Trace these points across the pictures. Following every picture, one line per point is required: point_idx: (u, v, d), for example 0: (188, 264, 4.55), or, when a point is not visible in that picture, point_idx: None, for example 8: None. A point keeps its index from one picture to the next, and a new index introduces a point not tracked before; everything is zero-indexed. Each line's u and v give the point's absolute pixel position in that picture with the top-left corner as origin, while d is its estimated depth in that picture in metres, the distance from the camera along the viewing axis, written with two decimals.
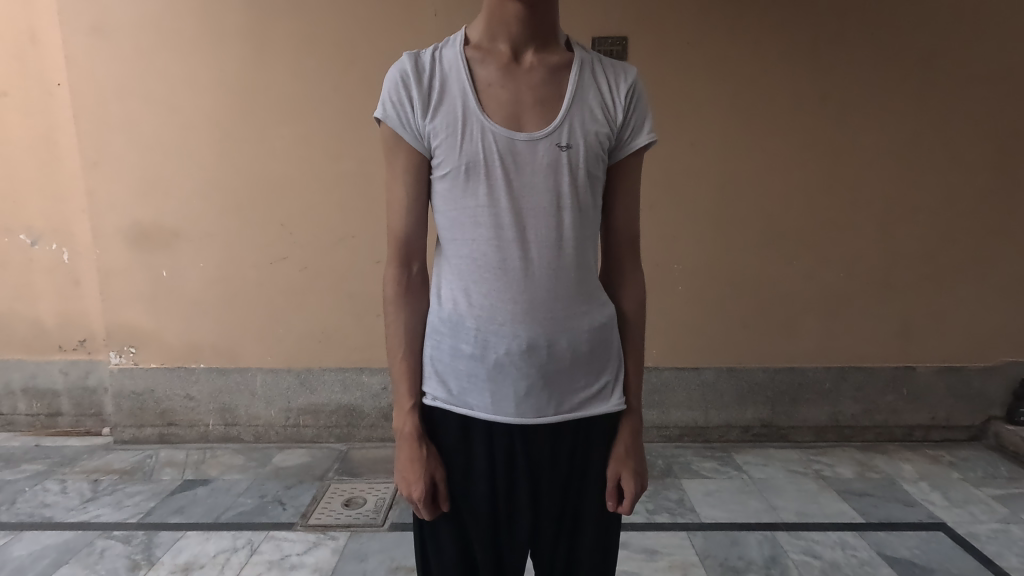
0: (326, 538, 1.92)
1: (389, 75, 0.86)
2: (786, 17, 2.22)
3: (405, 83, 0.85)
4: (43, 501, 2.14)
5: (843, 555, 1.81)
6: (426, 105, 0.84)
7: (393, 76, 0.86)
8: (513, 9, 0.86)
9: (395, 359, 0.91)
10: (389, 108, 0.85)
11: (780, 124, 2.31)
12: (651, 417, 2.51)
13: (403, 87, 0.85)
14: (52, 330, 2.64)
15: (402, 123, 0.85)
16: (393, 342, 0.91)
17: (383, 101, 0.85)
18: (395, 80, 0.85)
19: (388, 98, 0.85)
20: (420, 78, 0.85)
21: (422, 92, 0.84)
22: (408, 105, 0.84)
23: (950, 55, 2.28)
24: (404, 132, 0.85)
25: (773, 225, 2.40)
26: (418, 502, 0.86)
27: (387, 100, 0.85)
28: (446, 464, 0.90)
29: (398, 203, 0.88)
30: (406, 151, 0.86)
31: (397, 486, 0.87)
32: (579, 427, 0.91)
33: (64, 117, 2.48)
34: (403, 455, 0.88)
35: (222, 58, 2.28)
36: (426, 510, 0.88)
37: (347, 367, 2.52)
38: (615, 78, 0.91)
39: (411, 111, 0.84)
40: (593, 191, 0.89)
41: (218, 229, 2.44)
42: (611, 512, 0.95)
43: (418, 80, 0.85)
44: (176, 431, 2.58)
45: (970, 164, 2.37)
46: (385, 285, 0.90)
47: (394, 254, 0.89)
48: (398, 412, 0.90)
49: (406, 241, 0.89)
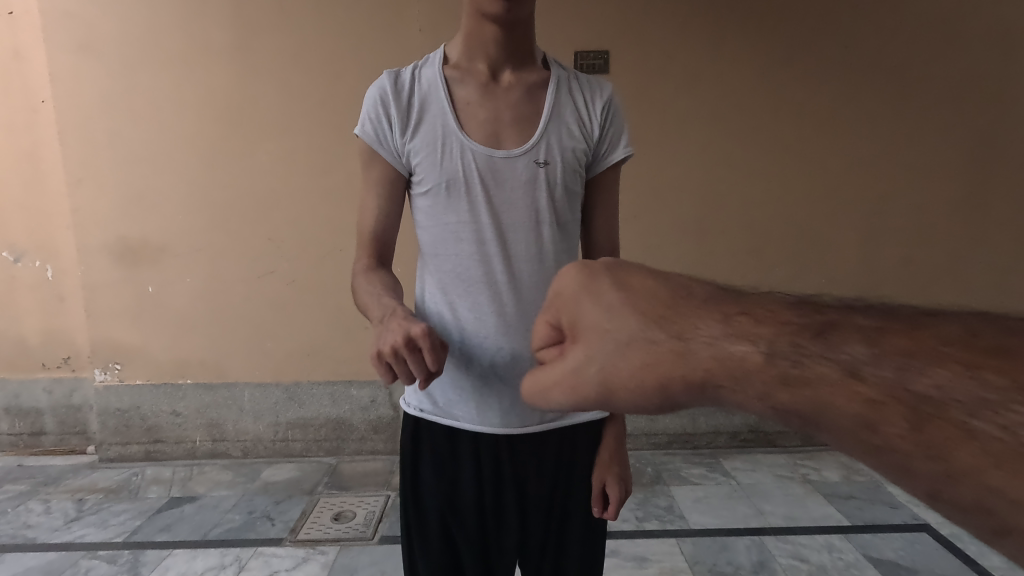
0: (315, 553, 1.91)
1: (368, 93, 0.87)
2: (763, 30, 2.26)
3: (384, 101, 0.87)
4: (26, 522, 2.11)
5: (829, 558, 1.83)
6: (405, 124, 0.86)
7: (372, 94, 0.87)
8: (491, 30, 0.88)
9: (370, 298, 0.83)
10: (367, 125, 0.86)
11: (760, 133, 2.36)
12: (640, 425, 2.54)
13: (382, 105, 0.86)
14: (34, 347, 2.62)
15: (381, 141, 0.87)
16: (366, 292, 0.84)
17: (362, 118, 0.87)
18: (374, 98, 0.87)
19: (367, 116, 0.87)
20: (398, 95, 0.87)
21: (401, 110, 0.86)
22: (387, 123, 0.86)
23: (926, 62, 2.33)
24: (383, 149, 0.87)
25: (755, 232, 2.45)
26: (413, 337, 0.69)
27: (366, 117, 0.87)
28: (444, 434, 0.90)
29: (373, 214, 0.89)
30: (383, 166, 0.88)
31: (383, 340, 0.70)
32: (563, 433, 0.93)
33: (48, 133, 2.47)
34: (398, 319, 0.74)
35: (207, 74, 2.30)
36: (417, 361, 0.69)
37: (335, 381, 2.53)
38: (591, 94, 0.94)
39: (389, 129, 0.86)
40: (571, 206, 0.92)
41: (203, 244, 2.44)
42: (597, 517, 0.96)
43: (397, 99, 0.87)
44: (163, 447, 2.56)
45: (946, 169, 2.44)
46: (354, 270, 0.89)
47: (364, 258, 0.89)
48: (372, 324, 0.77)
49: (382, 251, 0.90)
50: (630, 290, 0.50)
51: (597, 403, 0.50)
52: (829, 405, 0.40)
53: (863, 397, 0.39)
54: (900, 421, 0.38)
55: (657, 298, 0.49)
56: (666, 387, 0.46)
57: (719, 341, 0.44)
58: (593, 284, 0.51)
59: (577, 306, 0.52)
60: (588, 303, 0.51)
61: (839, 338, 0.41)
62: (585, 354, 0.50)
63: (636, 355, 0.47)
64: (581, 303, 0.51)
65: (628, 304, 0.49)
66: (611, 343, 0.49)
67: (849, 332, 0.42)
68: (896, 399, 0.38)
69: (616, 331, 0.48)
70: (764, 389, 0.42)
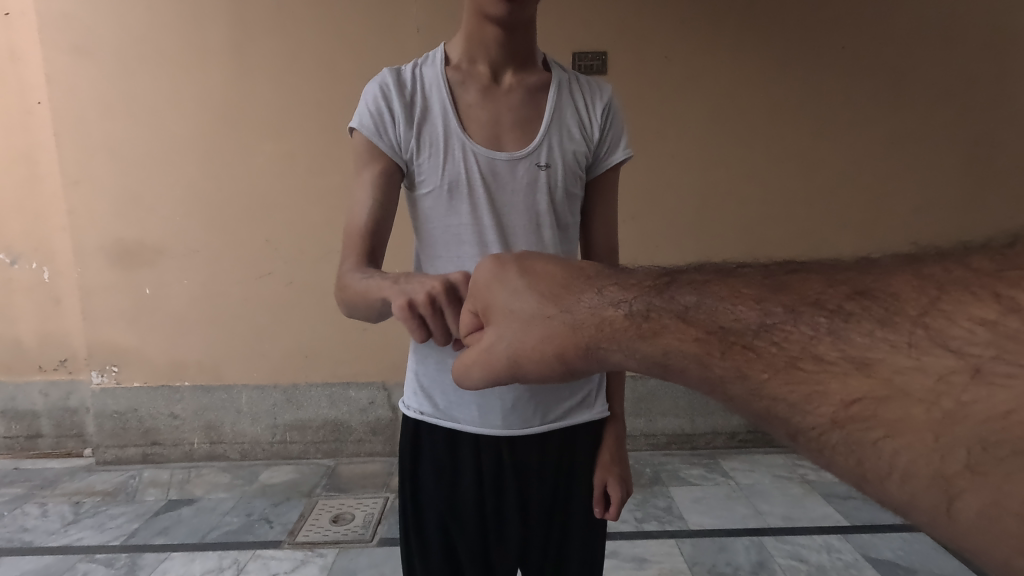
0: (314, 555, 1.91)
1: (368, 87, 0.86)
2: (760, 30, 2.26)
3: (385, 95, 0.85)
4: (22, 525, 2.10)
5: (828, 558, 1.84)
6: (409, 123, 0.85)
7: (372, 88, 0.86)
8: (492, 31, 0.87)
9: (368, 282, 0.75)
10: (366, 117, 0.84)
11: (758, 134, 2.36)
12: (639, 426, 2.54)
13: (382, 99, 0.85)
14: (31, 349, 2.60)
15: (380, 133, 0.84)
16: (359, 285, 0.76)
17: (360, 111, 0.84)
18: (374, 92, 0.85)
19: (366, 108, 0.84)
20: (400, 90, 0.86)
21: (403, 107, 0.85)
22: (389, 120, 0.84)
23: (924, 61, 2.33)
24: (382, 141, 0.84)
25: (753, 233, 2.46)
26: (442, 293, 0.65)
27: (365, 110, 0.84)
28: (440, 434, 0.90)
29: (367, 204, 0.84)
30: (380, 160, 0.85)
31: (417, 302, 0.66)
32: (564, 435, 0.93)
33: (44, 135, 2.47)
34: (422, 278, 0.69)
35: (204, 75, 2.29)
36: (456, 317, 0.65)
37: (334, 382, 2.52)
38: (591, 97, 0.94)
39: (390, 122, 0.84)
40: (571, 209, 0.93)
41: (201, 246, 2.43)
42: (598, 518, 0.96)
43: (399, 95, 0.86)
44: (160, 450, 2.55)
45: (944, 169, 2.44)
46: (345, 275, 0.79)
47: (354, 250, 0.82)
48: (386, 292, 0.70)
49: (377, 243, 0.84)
50: (533, 276, 0.56)
51: (511, 375, 0.57)
52: (675, 350, 0.46)
53: (694, 338, 0.45)
54: (717, 353, 0.44)
55: (549, 279, 0.55)
56: (564, 356, 0.52)
57: (594, 308, 0.51)
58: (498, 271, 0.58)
59: (487, 293, 0.58)
60: (497, 289, 0.58)
61: (678, 292, 0.48)
62: (497, 334, 0.57)
63: (536, 331, 0.54)
64: (489, 289, 0.58)
65: (530, 288, 0.55)
66: (516, 323, 0.55)
67: (685, 286, 0.48)
68: (714, 337, 0.44)
69: (520, 313, 0.55)
70: (630, 344, 0.48)
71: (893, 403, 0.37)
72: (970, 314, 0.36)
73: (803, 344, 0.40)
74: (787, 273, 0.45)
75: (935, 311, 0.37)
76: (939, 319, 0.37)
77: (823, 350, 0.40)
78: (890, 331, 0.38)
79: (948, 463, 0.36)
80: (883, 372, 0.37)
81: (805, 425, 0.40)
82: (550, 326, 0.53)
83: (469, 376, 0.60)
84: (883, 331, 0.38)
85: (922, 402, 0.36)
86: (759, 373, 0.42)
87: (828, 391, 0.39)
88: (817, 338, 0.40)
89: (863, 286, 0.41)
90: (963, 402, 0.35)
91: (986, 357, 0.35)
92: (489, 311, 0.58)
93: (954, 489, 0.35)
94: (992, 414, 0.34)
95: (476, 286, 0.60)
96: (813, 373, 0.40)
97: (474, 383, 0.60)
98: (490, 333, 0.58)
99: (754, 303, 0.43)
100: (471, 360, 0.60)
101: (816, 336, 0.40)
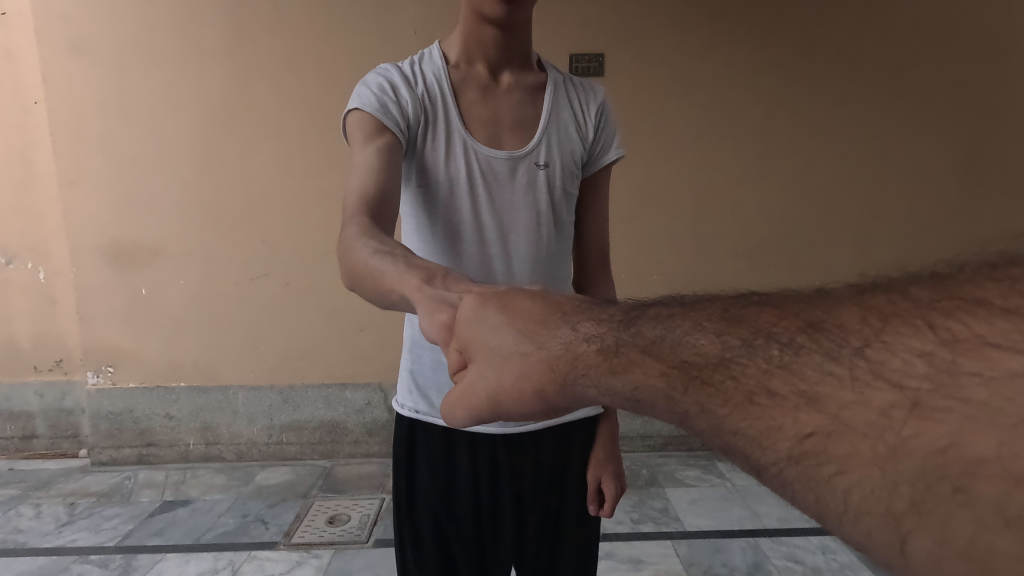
0: (309, 556, 1.90)
1: (371, 77, 0.84)
2: (758, 35, 2.28)
3: (389, 85, 0.83)
4: (16, 527, 2.09)
5: (823, 559, 1.84)
6: (415, 114, 0.83)
7: (374, 78, 0.84)
8: (489, 32, 0.88)
9: (381, 265, 0.69)
10: (369, 101, 0.81)
11: (755, 135, 2.37)
12: (635, 427, 2.55)
13: (387, 88, 0.83)
14: (26, 350, 2.59)
15: (384, 116, 0.81)
16: (371, 265, 0.70)
17: (362, 97, 0.82)
18: (377, 81, 0.84)
19: (369, 95, 0.82)
20: (405, 83, 0.84)
21: (409, 97, 0.83)
22: (393, 106, 0.82)
23: (920, 64, 2.34)
24: (387, 121, 0.80)
25: (750, 235, 2.46)
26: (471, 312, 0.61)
27: (367, 96, 0.82)
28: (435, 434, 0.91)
29: (369, 171, 0.79)
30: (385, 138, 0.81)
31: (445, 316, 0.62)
32: (559, 432, 0.94)
33: (41, 135, 2.46)
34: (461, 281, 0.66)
35: (202, 76, 2.29)
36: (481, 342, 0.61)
37: (330, 383, 2.52)
38: (586, 98, 0.95)
39: (395, 109, 0.82)
40: (567, 207, 0.94)
41: (199, 246, 2.43)
42: (593, 514, 0.96)
43: (404, 86, 0.84)
44: (155, 451, 2.55)
45: (941, 171, 2.45)
46: (359, 251, 0.72)
47: (358, 217, 0.77)
48: (419, 294, 0.64)
49: (380, 214, 0.79)
50: (511, 312, 0.56)
51: (493, 413, 0.57)
52: (643, 386, 0.45)
53: (660, 373, 0.44)
54: (681, 388, 0.43)
55: (520, 316, 0.55)
56: (542, 393, 0.52)
57: (561, 343, 0.50)
58: (480, 309, 0.58)
59: (468, 332, 0.58)
60: (475, 326, 0.58)
61: (643, 326, 0.47)
62: (478, 372, 0.57)
63: (514, 368, 0.53)
64: (468, 327, 0.58)
65: (507, 324, 0.55)
66: (495, 361, 0.55)
67: (650, 319, 0.47)
68: (677, 371, 0.43)
69: (497, 350, 0.55)
70: (599, 378, 0.48)
71: (841, 439, 0.36)
72: (909, 346, 0.35)
73: (758, 378, 0.40)
74: (743, 306, 0.44)
75: (877, 342, 0.36)
76: (880, 350, 0.36)
77: (775, 385, 0.39)
78: (833, 363, 0.37)
79: (897, 500, 0.34)
80: (829, 408, 0.36)
81: (766, 461, 0.40)
82: (523, 362, 0.52)
83: (456, 418, 0.60)
84: (829, 364, 0.37)
85: (868, 437, 0.35)
86: (720, 409, 0.41)
87: (782, 427, 0.38)
88: (770, 373, 0.39)
89: (813, 318, 0.40)
90: (904, 436, 0.34)
91: (923, 390, 0.34)
92: (469, 352, 0.58)
93: (905, 528, 0.34)
94: (931, 449, 0.33)
95: (456, 324, 0.60)
96: (768, 409, 0.39)
97: (460, 423, 0.60)
98: (470, 372, 0.58)
99: (714, 337, 0.43)
100: (452, 399, 0.60)
101: (769, 369, 0.39)
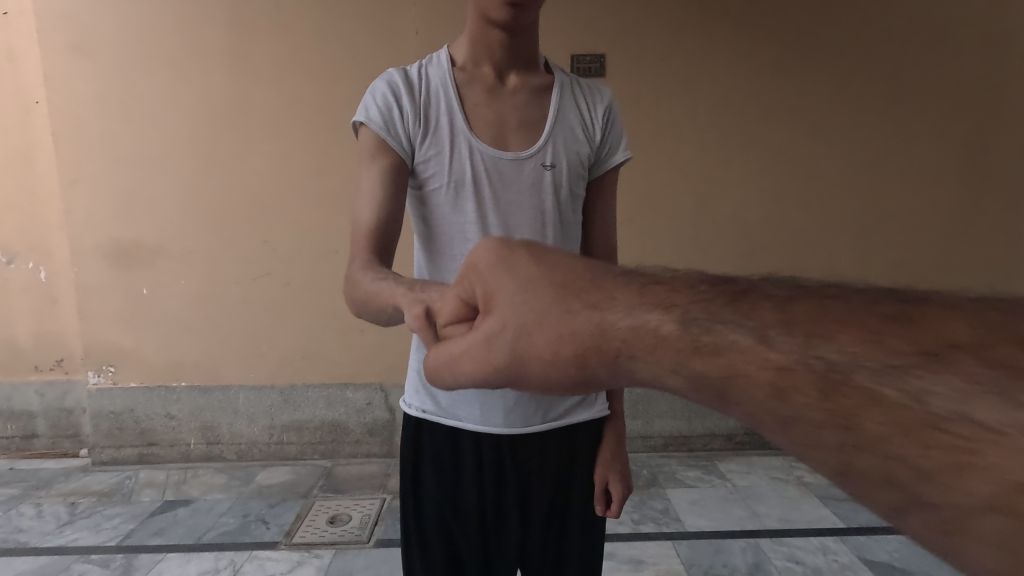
0: (310, 556, 1.90)
1: (375, 84, 0.85)
2: (759, 35, 2.28)
3: (393, 93, 0.84)
4: (17, 526, 2.09)
5: (824, 560, 1.84)
6: (418, 120, 0.84)
7: (379, 85, 0.85)
8: (496, 35, 0.88)
9: (379, 281, 0.71)
10: (373, 112, 0.82)
11: (756, 136, 2.37)
12: (636, 427, 2.55)
13: (390, 96, 0.84)
14: (27, 350, 2.59)
15: (388, 128, 0.82)
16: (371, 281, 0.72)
17: (367, 107, 0.83)
18: (380, 89, 0.85)
19: (373, 105, 0.83)
20: (408, 89, 0.85)
21: (411, 104, 0.84)
22: (396, 115, 0.83)
23: (919, 65, 2.35)
24: (390, 136, 0.82)
25: (750, 236, 2.46)
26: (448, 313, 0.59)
27: (371, 106, 0.83)
28: (440, 433, 0.91)
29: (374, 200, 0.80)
30: (388, 156, 0.83)
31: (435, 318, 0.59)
32: (565, 432, 0.94)
33: (43, 135, 2.47)
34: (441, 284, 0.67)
35: (203, 76, 2.29)
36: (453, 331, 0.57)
37: (330, 384, 2.52)
38: (592, 99, 0.95)
39: (398, 119, 0.83)
40: (574, 208, 0.94)
41: (199, 245, 2.43)
42: (598, 515, 0.96)
43: (407, 93, 0.85)
44: (156, 450, 2.55)
45: (941, 172, 2.46)
46: (360, 278, 0.74)
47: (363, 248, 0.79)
48: (404, 299, 0.65)
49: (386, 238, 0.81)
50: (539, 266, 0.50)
51: (502, 374, 0.50)
52: (742, 374, 0.39)
53: (774, 368, 0.38)
54: (808, 390, 0.37)
55: (568, 278, 0.49)
56: (582, 358, 0.46)
57: (613, 319, 0.45)
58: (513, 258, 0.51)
59: (491, 281, 0.51)
60: (508, 281, 0.50)
61: (756, 312, 0.41)
62: (500, 325, 0.50)
63: (547, 325, 0.47)
64: (493, 276, 0.51)
65: (544, 279, 0.49)
66: (516, 312, 0.49)
67: (766, 306, 0.41)
68: (801, 368, 0.37)
69: (527, 302, 0.49)
70: (680, 360, 0.42)
71: None
72: None
73: (946, 401, 0.33)
74: (905, 312, 0.38)
75: None
76: None
77: (985, 412, 0.32)
78: None
79: None
80: None
81: (944, 505, 0.32)
82: (565, 332, 0.46)
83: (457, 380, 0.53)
84: None
85: None
86: (871, 426, 0.35)
87: (984, 463, 0.31)
88: (970, 395, 0.33)
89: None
90: None
91: None
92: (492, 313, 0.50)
93: None
94: None
95: (484, 275, 0.52)
96: (967, 440, 0.32)
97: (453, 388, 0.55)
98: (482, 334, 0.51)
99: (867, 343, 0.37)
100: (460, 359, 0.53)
101: (966, 392, 0.33)
